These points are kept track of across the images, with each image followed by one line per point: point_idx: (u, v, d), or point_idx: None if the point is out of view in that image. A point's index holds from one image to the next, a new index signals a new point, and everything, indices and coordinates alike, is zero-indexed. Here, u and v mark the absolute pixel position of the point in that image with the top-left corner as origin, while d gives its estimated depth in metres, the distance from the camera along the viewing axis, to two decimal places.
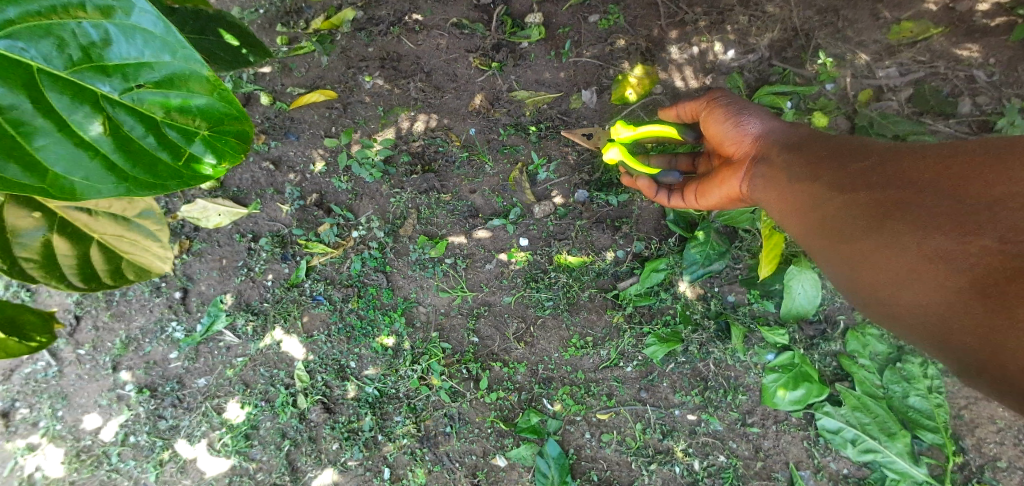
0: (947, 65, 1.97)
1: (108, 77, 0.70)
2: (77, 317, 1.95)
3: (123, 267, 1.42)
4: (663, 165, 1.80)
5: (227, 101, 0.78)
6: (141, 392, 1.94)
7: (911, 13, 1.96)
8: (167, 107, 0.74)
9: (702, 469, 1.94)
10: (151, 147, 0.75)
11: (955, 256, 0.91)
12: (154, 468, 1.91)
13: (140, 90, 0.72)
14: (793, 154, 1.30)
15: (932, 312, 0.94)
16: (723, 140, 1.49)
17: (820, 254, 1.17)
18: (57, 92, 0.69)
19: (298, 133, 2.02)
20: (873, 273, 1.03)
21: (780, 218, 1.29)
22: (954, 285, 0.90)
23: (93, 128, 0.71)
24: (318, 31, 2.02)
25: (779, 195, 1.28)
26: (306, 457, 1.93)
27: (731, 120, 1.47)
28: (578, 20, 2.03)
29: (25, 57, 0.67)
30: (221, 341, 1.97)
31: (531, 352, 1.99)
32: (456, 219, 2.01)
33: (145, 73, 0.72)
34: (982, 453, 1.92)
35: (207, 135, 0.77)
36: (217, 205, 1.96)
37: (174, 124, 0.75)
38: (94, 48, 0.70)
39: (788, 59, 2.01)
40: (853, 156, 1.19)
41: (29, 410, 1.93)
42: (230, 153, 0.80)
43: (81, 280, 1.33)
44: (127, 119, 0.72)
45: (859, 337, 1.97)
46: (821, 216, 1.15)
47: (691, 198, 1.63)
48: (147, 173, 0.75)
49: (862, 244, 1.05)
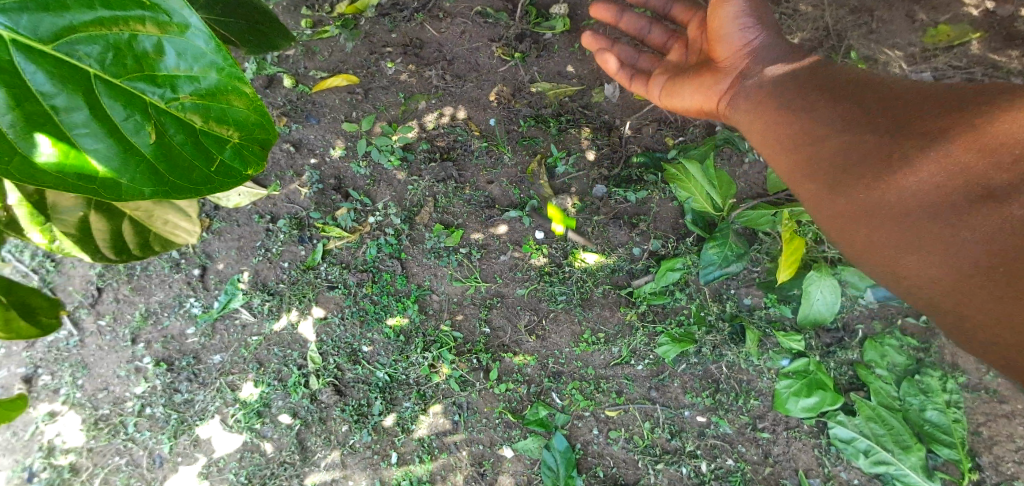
0: (984, 72, 1.90)
1: (158, 87, 0.75)
2: (100, 289, 2.00)
3: (151, 238, 1.47)
4: (634, 29, 1.78)
5: (259, 111, 0.81)
6: (159, 365, 1.97)
7: (948, 16, 1.93)
8: (207, 117, 0.78)
9: (710, 472, 1.92)
10: (190, 154, 0.79)
11: (963, 222, 0.97)
12: (168, 440, 1.95)
13: (185, 101, 0.76)
14: (791, 90, 1.28)
15: (933, 270, 1.00)
16: (722, 37, 1.44)
17: (807, 191, 1.18)
18: (109, 102, 0.73)
19: (319, 116, 2.03)
20: (868, 221, 1.07)
21: (764, 144, 1.31)
22: (961, 255, 0.96)
23: (141, 136, 0.76)
24: (342, 15, 2.03)
25: (770, 118, 1.29)
26: (315, 437, 1.95)
27: (737, 21, 1.41)
28: (603, 12, 2.02)
29: (84, 64, 0.72)
30: (237, 319, 2.00)
31: (542, 345, 1.98)
32: (473, 209, 2.01)
33: (190, 87, 0.76)
34: (999, 471, 1.88)
35: (238, 143, 0.82)
36: (237, 185, 1.95)
37: (211, 133, 0.79)
38: (147, 58, 0.74)
39: (818, 59, 1.96)
40: (859, 90, 1.20)
41: (51, 377, 1.98)
42: (255, 161, 0.84)
43: (113, 252, 1.38)
44: (170, 127, 0.77)
45: (877, 347, 1.93)
46: (821, 158, 1.16)
47: (655, 91, 1.70)
48: (182, 179, 0.80)
49: (863, 193, 1.08)
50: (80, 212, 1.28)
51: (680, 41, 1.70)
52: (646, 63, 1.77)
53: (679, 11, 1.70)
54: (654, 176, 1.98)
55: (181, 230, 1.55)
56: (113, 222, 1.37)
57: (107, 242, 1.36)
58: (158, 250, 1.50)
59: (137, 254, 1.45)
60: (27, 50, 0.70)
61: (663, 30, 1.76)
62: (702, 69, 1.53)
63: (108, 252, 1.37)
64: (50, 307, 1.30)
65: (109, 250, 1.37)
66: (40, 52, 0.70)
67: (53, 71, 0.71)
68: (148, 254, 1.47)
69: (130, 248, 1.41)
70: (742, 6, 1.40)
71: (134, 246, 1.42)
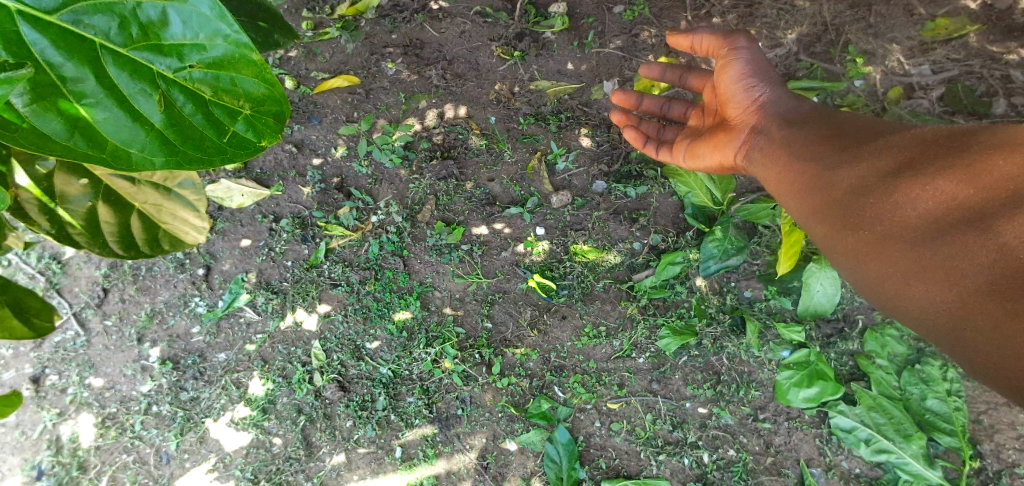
0: (982, 64, 1.91)
1: (164, 55, 0.75)
2: (105, 289, 2.03)
3: (160, 235, 1.51)
4: (655, 109, 1.79)
5: (269, 83, 0.82)
6: (165, 364, 2.00)
7: (947, 9, 1.91)
8: (216, 87, 0.79)
9: (711, 462, 1.94)
10: (200, 124, 0.80)
11: (966, 253, 0.96)
12: (175, 437, 1.98)
13: (192, 69, 0.76)
14: (794, 130, 1.33)
15: (947, 312, 0.98)
16: (727, 99, 1.47)
17: (822, 238, 1.21)
18: (117, 71, 0.74)
19: (321, 116, 2.05)
20: (881, 265, 1.08)
21: (775, 192, 1.33)
22: (971, 286, 0.95)
23: (149, 104, 0.77)
24: (343, 17, 2.04)
25: (777, 167, 1.32)
26: (320, 433, 1.97)
27: (742, 81, 1.44)
28: (602, 10, 2.02)
29: (89, 33, 0.73)
30: (242, 317, 2.03)
31: (544, 340, 2.00)
32: (474, 206, 2.03)
33: (197, 54, 0.76)
34: (1000, 459, 1.89)
35: (250, 114, 0.82)
36: (241, 186, 2.01)
37: (223, 104, 0.79)
38: (152, 27, 0.75)
39: (816, 54, 1.97)
40: (863, 135, 1.22)
41: (58, 377, 2.01)
42: (269, 132, 0.85)
43: (122, 247, 1.40)
44: (179, 96, 0.77)
45: (877, 338, 1.95)
46: (826, 199, 1.19)
47: (679, 157, 1.66)
48: (193, 149, 0.81)
49: (869, 236, 1.10)
50: (88, 202, 1.31)
51: (697, 109, 1.69)
52: (670, 135, 1.76)
53: (693, 81, 1.68)
54: (654, 171, 1.98)
55: (191, 228, 1.58)
56: (122, 217, 1.41)
57: (116, 237, 1.39)
58: (166, 248, 1.53)
59: (147, 250, 1.48)
60: (33, 21, 0.70)
61: (684, 103, 1.75)
62: (714, 129, 1.55)
63: (115, 246, 1.38)
64: (45, 310, 1.32)
65: (118, 245, 1.39)
66: (47, 23, 0.71)
67: (60, 41, 0.72)
68: (156, 251, 1.50)
69: (138, 243, 1.44)
70: (744, 63, 1.44)
71: (142, 241, 1.45)
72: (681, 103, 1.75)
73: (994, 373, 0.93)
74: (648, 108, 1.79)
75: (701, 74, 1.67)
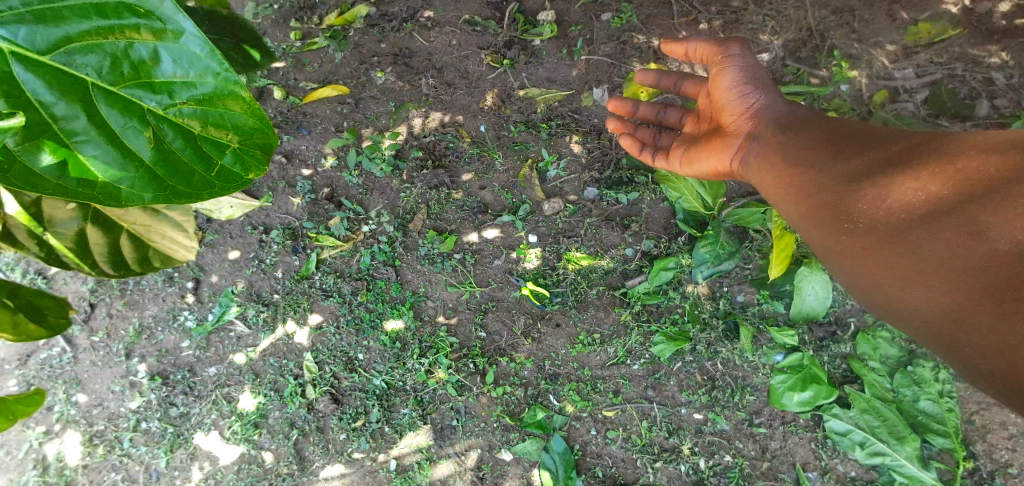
0: (965, 67, 1.94)
1: (155, 93, 0.74)
2: (92, 305, 2.00)
3: (151, 254, 1.48)
4: (652, 116, 1.80)
5: (258, 116, 0.81)
6: (154, 379, 1.97)
7: (929, 14, 1.94)
8: (205, 122, 0.78)
9: (708, 468, 1.93)
10: (188, 158, 0.79)
11: (961, 258, 0.96)
12: (164, 454, 1.94)
13: (182, 107, 0.76)
14: (789, 136, 1.33)
15: (942, 314, 0.98)
16: (723, 105, 1.48)
17: (816, 242, 1.21)
18: (109, 109, 0.73)
19: (310, 126, 2.04)
20: (875, 269, 1.08)
21: (772, 197, 1.33)
22: (966, 291, 0.95)
23: (140, 142, 0.76)
24: (331, 27, 2.04)
25: (772, 172, 1.32)
26: (313, 447, 1.95)
27: (736, 87, 1.46)
28: (590, 18, 2.04)
29: (80, 72, 0.71)
30: (232, 330, 2.00)
31: (538, 348, 1.99)
32: (466, 215, 2.02)
33: (186, 92, 0.76)
34: (993, 459, 1.90)
35: (238, 148, 0.82)
36: (230, 197, 1.93)
37: (210, 138, 0.79)
38: (143, 66, 0.74)
39: (802, 59, 1.98)
40: (858, 141, 1.23)
41: (45, 395, 1.97)
42: (255, 166, 0.84)
43: (112, 267, 1.37)
44: (169, 132, 0.77)
45: (869, 340, 1.95)
46: (819, 204, 1.19)
47: (676, 163, 1.67)
48: (182, 184, 0.80)
49: (864, 239, 1.10)
50: (77, 224, 1.30)
51: (692, 115, 1.69)
52: (666, 141, 1.78)
53: (689, 87, 1.69)
54: (644, 177, 1.99)
55: (180, 246, 1.56)
56: (111, 237, 1.39)
57: (106, 256, 1.36)
58: (158, 266, 1.50)
59: (137, 269, 1.44)
60: (25, 61, 0.68)
61: (679, 110, 1.75)
62: (709, 135, 1.56)
63: (106, 266, 1.35)
64: (58, 307, 1.28)
65: (107, 265, 1.36)
66: (38, 63, 0.69)
67: (51, 80, 0.70)
68: (148, 270, 1.47)
69: (129, 262, 1.41)
70: (738, 71, 1.47)
71: (133, 260, 1.43)
72: (677, 110, 1.76)
73: (988, 377, 0.93)
74: (644, 115, 1.80)
75: (696, 81, 1.68)
